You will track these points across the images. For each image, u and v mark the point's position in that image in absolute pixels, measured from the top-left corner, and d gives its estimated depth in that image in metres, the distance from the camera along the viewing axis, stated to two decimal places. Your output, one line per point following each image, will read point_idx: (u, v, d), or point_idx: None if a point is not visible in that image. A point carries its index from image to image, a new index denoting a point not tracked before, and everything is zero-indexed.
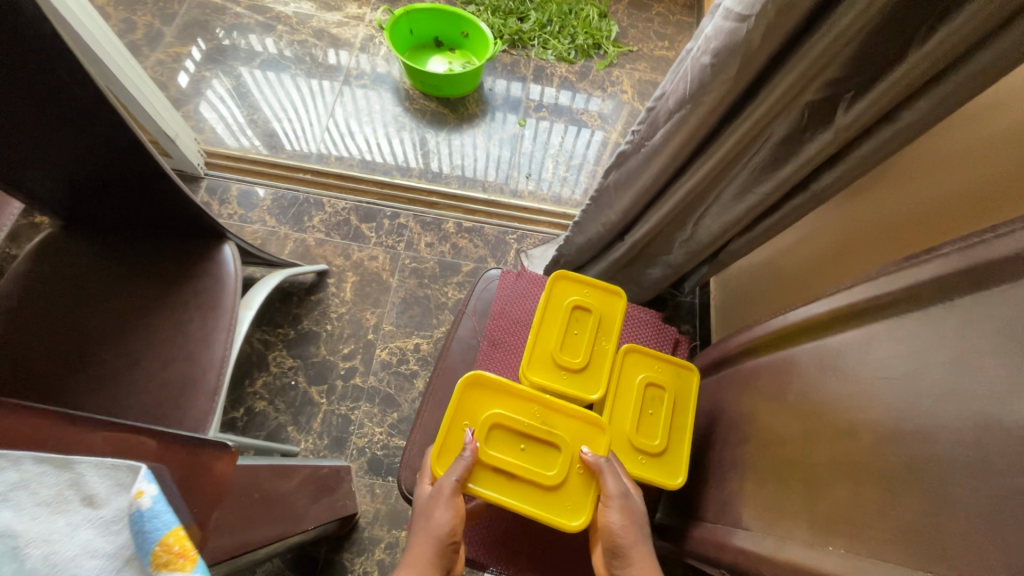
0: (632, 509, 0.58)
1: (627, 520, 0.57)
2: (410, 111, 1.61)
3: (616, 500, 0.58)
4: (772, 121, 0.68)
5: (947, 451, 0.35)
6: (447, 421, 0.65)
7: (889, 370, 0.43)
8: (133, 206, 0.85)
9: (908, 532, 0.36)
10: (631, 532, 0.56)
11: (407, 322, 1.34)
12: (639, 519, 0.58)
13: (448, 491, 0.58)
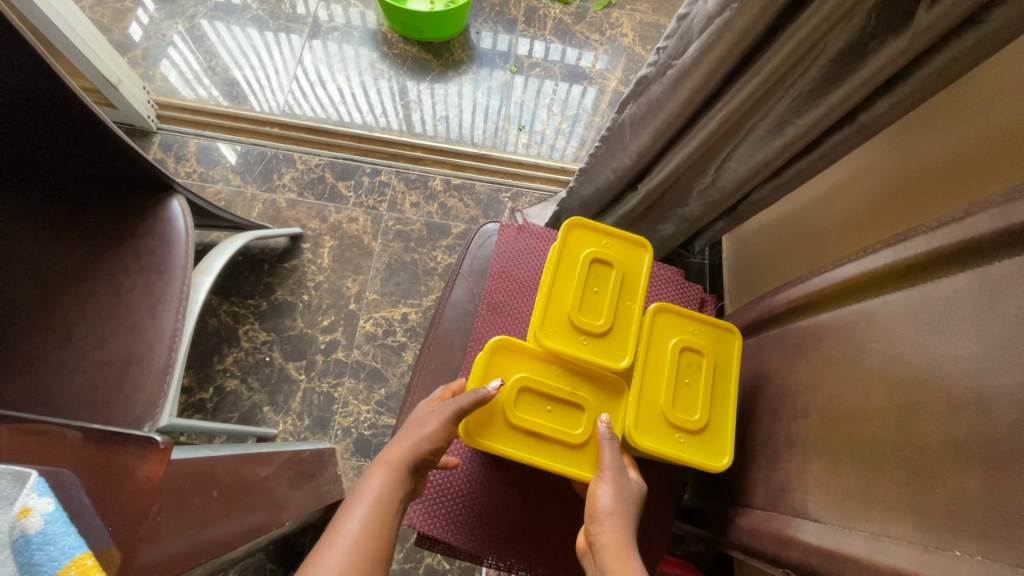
0: (628, 490, 0.49)
1: (619, 502, 0.48)
2: (388, 57, 1.45)
3: (609, 473, 0.50)
4: (830, 29, 0.56)
5: None
6: (476, 382, 0.55)
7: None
8: (54, 155, 0.70)
9: None
10: (620, 515, 0.47)
11: (394, 290, 1.22)
12: (630, 505, 0.48)
13: (444, 412, 0.52)
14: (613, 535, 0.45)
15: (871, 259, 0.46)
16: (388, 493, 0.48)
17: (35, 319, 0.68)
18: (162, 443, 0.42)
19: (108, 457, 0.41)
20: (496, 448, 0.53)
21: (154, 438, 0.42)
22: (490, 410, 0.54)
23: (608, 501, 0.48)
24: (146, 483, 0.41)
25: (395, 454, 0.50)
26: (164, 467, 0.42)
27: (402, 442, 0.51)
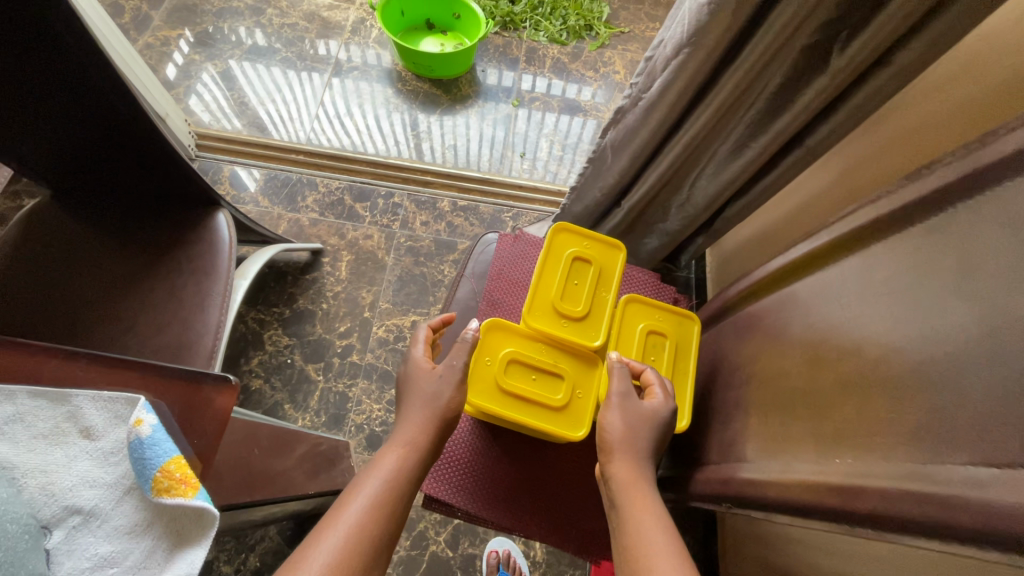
0: (636, 415, 0.58)
1: (627, 431, 0.56)
2: (403, 93, 1.61)
3: (615, 402, 0.58)
4: (766, 68, 0.68)
5: (956, 350, 0.36)
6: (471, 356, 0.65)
7: (892, 285, 0.43)
8: (122, 172, 0.83)
9: (915, 430, 0.36)
10: (626, 439, 0.56)
11: (404, 300, 1.34)
12: (640, 426, 0.57)
13: (454, 374, 0.61)
14: (622, 464, 0.54)
15: (794, 250, 0.56)
16: (402, 470, 0.55)
17: (102, 311, 0.80)
18: (234, 381, 0.51)
19: (193, 391, 0.50)
20: (488, 408, 0.62)
21: (228, 377, 0.51)
22: (478, 374, 0.64)
23: (616, 431, 0.56)
24: (222, 413, 0.50)
25: (410, 434, 0.57)
26: (235, 400, 0.51)
27: (416, 422, 0.58)
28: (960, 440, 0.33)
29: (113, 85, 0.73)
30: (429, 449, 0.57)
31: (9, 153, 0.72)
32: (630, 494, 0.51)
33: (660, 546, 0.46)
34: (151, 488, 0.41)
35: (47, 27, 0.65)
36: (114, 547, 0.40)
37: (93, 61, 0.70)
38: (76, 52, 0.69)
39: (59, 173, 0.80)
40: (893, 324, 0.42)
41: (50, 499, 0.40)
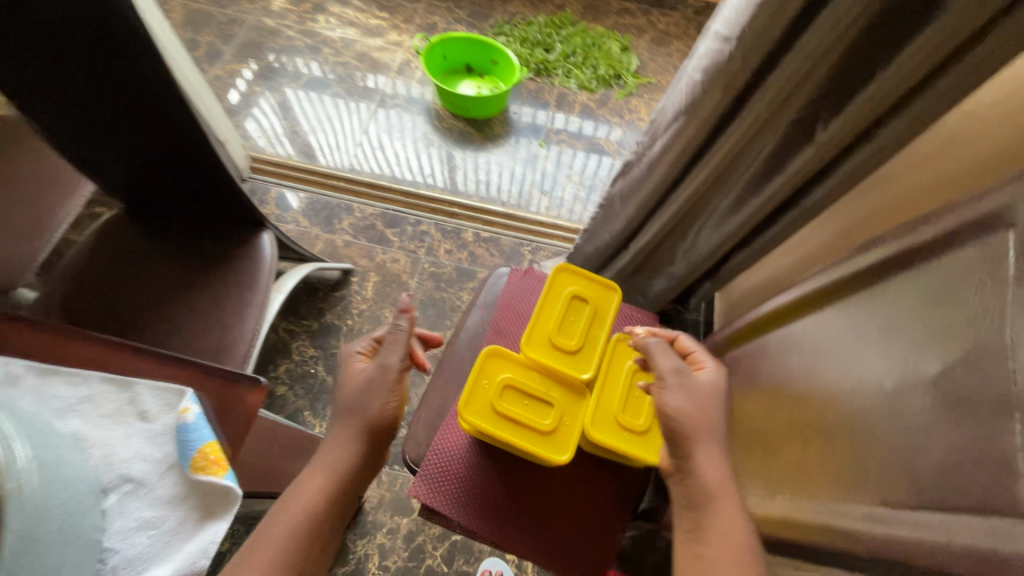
0: (698, 391, 0.59)
1: (703, 412, 0.57)
2: (439, 129, 1.74)
3: (672, 382, 0.59)
4: (758, 136, 0.75)
5: (880, 405, 0.42)
6: (471, 379, 0.72)
7: (839, 346, 0.50)
8: (185, 193, 0.95)
9: (850, 473, 0.43)
10: (698, 420, 0.57)
11: (423, 321, 1.43)
12: (707, 401, 0.58)
13: (386, 372, 0.68)
14: (703, 446, 0.56)
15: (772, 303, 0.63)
16: (322, 494, 0.61)
17: (155, 315, 0.90)
18: (264, 382, 0.59)
19: (229, 389, 0.58)
20: (481, 428, 0.69)
21: (259, 379, 0.59)
22: (476, 395, 0.71)
23: (694, 414, 0.57)
24: (251, 410, 0.58)
25: (331, 458, 0.64)
26: (263, 399, 0.59)
27: (338, 448, 0.64)
28: (879, 484, 0.39)
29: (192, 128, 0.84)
30: (347, 473, 0.63)
31: (91, 166, 0.86)
32: (708, 480, 0.54)
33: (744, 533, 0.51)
34: (191, 465, 0.50)
35: (145, 81, 0.76)
36: (156, 512, 0.49)
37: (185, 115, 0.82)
38: (166, 102, 0.79)
39: (133, 187, 0.93)
40: (837, 379, 0.48)
41: (108, 468, 0.48)
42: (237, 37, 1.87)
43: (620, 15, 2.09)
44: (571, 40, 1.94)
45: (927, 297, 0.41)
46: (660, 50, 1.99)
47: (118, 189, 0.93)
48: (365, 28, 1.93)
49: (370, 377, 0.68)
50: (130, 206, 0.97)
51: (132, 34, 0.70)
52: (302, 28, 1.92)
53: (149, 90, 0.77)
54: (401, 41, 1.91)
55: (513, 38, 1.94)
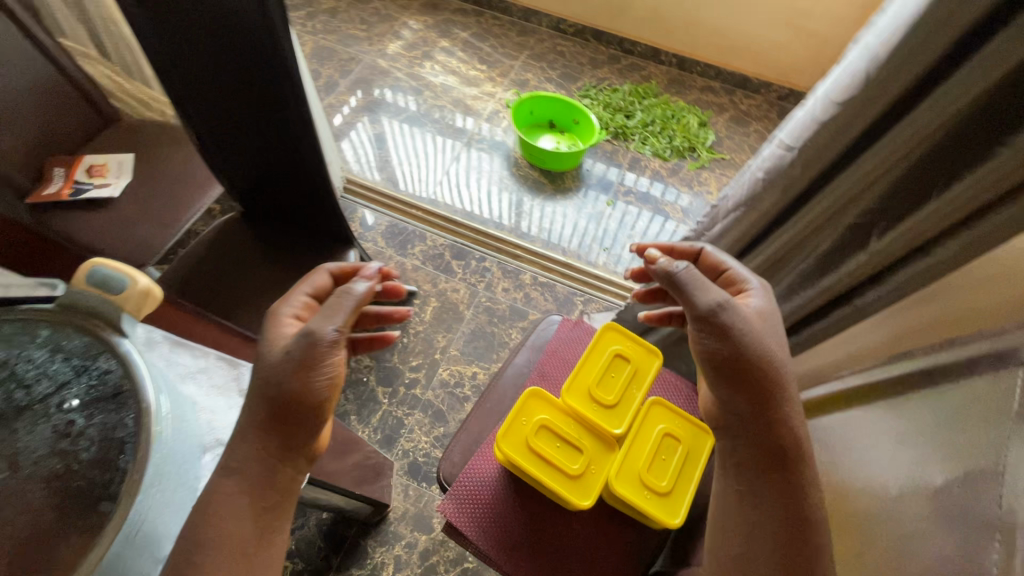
0: (749, 331, 0.62)
1: (761, 345, 0.61)
2: (515, 176, 1.87)
3: (727, 325, 0.62)
4: (813, 235, 0.79)
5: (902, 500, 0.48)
6: (511, 414, 0.78)
7: (874, 443, 0.57)
8: (294, 207, 1.10)
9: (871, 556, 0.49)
10: (759, 363, 0.61)
11: (472, 351, 1.51)
12: (762, 337, 0.63)
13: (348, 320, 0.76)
14: (765, 384, 0.61)
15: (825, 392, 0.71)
16: None
17: (252, 307, 1.05)
18: None
19: None
20: (513, 460, 0.75)
21: None
22: (514, 429, 0.78)
23: (755, 350, 0.61)
24: None
25: None
26: None
27: None
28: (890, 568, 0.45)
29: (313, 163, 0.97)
30: None
31: (224, 169, 1.03)
32: (773, 409, 0.60)
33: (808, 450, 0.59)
34: None
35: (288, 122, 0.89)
36: None
37: (308, 156, 0.95)
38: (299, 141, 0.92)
39: (253, 194, 1.09)
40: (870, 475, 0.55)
41: (212, 430, 0.58)
42: (352, 73, 2.12)
43: (703, 92, 2.18)
44: (651, 109, 2.05)
45: (945, 412, 0.48)
46: (738, 129, 2.07)
47: (241, 197, 1.10)
48: (464, 78, 2.13)
49: (292, 350, 0.57)
50: (246, 213, 1.14)
51: (291, 90, 0.83)
52: (409, 71, 2.15)
53: (285, 133, 0.91)
54: (494, 92, 2.10)
55: (597, 101, 2.07)
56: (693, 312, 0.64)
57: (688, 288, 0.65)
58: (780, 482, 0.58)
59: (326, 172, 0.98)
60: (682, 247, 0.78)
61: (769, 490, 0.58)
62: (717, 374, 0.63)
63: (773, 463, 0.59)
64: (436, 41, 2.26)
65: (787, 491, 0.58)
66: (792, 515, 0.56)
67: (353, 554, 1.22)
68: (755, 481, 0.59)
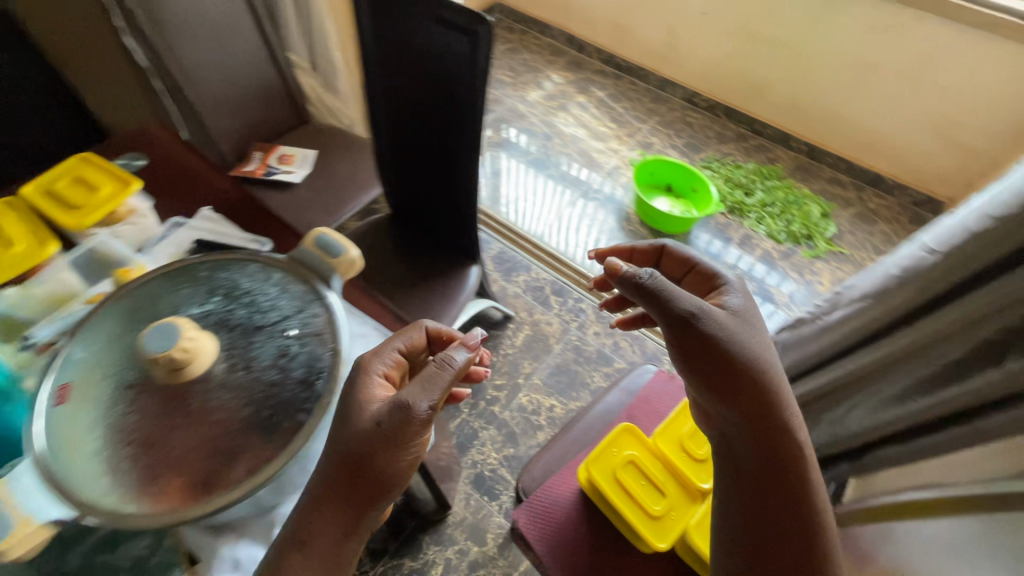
0: (731, 333, 0.61)
1: (744, 352, 0.61)
2: (624, 229, 1.96)
3: (712, 334, 0.60)
4: (941, 342, 0.77)
5: None
6: (602, 444, 0.84)
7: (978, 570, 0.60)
8: (434, 223, 1.23)
9: None
10: (751, 365, 0.60)
11: (553, 384, 1.57)
12: (747, 338, 0.62)
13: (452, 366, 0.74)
14: (757, 388, 0.60)
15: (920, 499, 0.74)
16: None
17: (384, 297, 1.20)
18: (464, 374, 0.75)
19: None
20: (597, 484, 0.80)
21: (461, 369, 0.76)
22: (602, 458, 0.83)
23: (739, 354, 0.60)
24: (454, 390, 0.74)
25: None
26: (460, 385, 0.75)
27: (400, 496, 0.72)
28: None
29: (464, 190, 1.08)
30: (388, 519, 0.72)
31: (387, 176, 1.21)
32: (768, 416, 0.60)
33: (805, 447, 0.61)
34: None
35: (457, 150, 1.02)
36: None
37: (461, 184, 1.07)
38: (460, 168, 1.05)
39: (403, 203, 1.25)
40: None
41: None
42: (494, 112, 2.34)
43: (829, 184, 2.16)
44: (773, 191, 2.07)
45: None
46: (862, 226, 2.01)
47: (394, 201, 1.26)
48: (594, 132, 2.28)
49: (381, 420, 0.55)
50: (395, 214, 1.31)
51: (472, 126, 0.96)
52: (545, 118, 2.34)
53: (450, 160, 1.05)
54: (619, 150, 2.22)
55: (718, 175, 2.12)
56: (671, 323, 0.62)
57: (664, 297, 0.62)
58: (786, 490, 0.59)
59: (472, 203, 1.09)
60: (642, 248, 0.83)
61: (776, 498, 0.58)
62: (708, 388, 0.61)
63: (776, 471, 0.59)
64: (574, 95, 2.44)
65: (793, 498, 0.59)
66: (800, 519, 0.58)
67: (408, 545, 1.29)
68: (762, 492, 0.59)
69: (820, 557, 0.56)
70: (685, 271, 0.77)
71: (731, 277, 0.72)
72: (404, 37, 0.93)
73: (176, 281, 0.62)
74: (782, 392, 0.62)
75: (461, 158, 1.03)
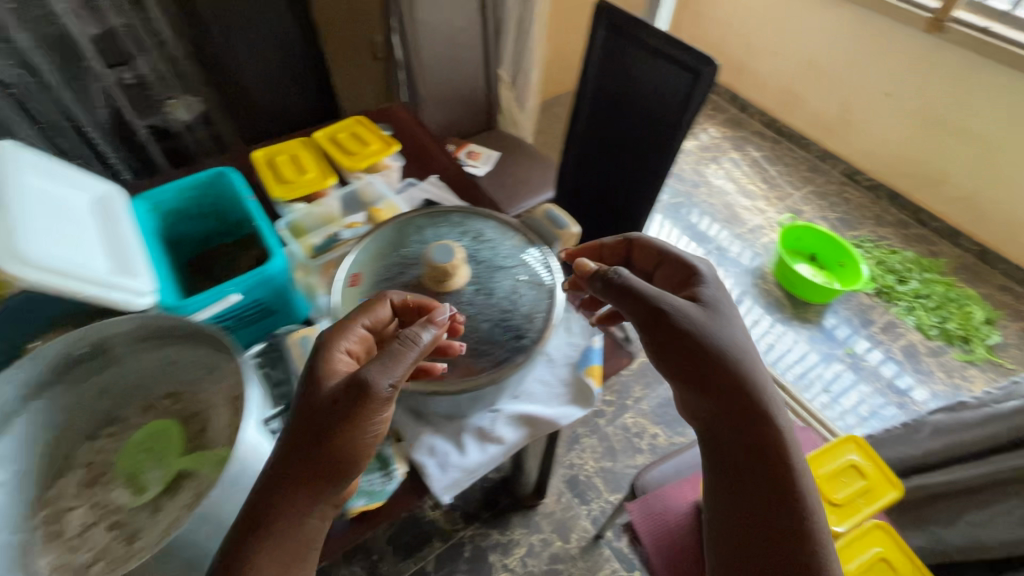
0: (706, 322, 0.65)
1: (706, 332, 0.64)
2: (758, 287, 1.96)
3: (685, 325, 0.64)
4: None
5: None
6: None
7: None
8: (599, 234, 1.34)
9: None
10: (726, 351, 0.63)
11: (660, 414, 1.60)
12: (723, 325, 0.65)
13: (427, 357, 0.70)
14: (737, 375, 0.63)
15: None
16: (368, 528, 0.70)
17: None
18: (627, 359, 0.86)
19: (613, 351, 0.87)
20: None
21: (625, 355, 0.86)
22: None
23: (714, 342, 0.63)
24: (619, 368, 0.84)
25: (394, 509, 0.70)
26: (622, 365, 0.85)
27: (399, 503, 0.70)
28: None
29: (641, 207, 1.18)
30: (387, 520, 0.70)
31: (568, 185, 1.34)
32: (743, 399, 0.62)
33: (784, 426, 0.62)
34: (584, 370, 0.78)
35: (648, 172, 1.13)
36: (554, 380, 0.78)
37: (638, 205, 1.17)
38: (645, 187, 1.15)
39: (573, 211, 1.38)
40: None
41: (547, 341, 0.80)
42: None
43: (998, 290, 1.99)
44: (930, 284, 1.95)
45: None
46: None
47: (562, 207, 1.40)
48: (742, 188, 2.31)
49: (340, 396, 0.54)
50: None
51: (670, 151, 1.06)
52: (695, 166, 2.41)
53: (638, 180, 1.16)
54: (765, 210, 2.23)
55: (870, 255, 2.05)
56: (642, 318, 0.65)
57: (631, 291, 0.66)
58: (774, 475, 0.60)
59: (642, 223, 1.18)
60: (609, 242, 0.83)
61: (761, 483, 0.60)
62: (682, 379, 0.64)
63: (758, 453, 0.61)
64: (728, 150, 2.49)
65: (779, 484, 0.59)
66: (788, 503, 0.59)
67: (499, 519, 1.38)
68: (747, 477, 0.61)
69: (814, 540, 0.57)
70: (655, 263, 0.78)
71: (701, 264, 0.73)
72: (621, 73, 1.09)
73: (435, 220, 0.79)
74: (752, 371, 0.64)
75: (650, 179, 1.13)
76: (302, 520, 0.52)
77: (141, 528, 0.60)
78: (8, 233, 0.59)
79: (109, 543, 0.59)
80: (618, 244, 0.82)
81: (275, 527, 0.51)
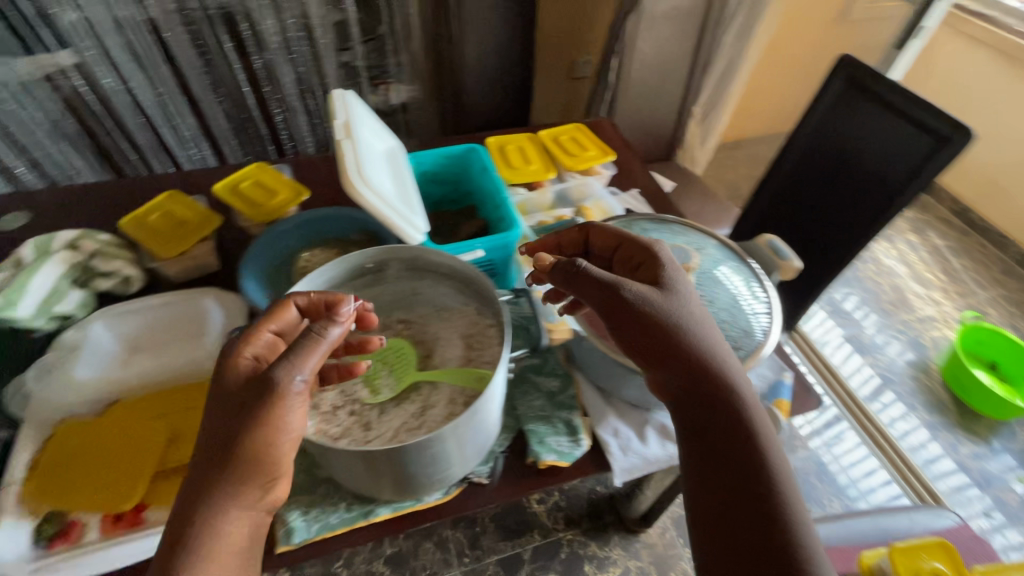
0: (669, 301, 0.63)
1: (664, 306, 0.62)
2: (920, 381, 1.79)
3: (645, 304, 0.62)
4: None
5: None
6: (909, 543, 0.80)
7: None
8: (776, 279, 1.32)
9: None
10: (692, 328, 0.62)
11: None
12: (687, 303, 0.64)
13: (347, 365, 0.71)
14: (706, 355, 0.61)
15: None
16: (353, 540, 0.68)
17: None
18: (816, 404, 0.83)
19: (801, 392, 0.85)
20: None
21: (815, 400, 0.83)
22: (906, 556, 0.78)
23: (679, 320, 0.62)
24: (804, 407, 0.82)
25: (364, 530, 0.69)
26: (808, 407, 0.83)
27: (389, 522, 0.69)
28: None
29: (835, 260, 1.15)
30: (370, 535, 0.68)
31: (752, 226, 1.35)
32: (709, 381, 0.60)
33: (753, 410, 0.59)
34: (772, 401, 0.78)
35: (853, 227, 1.11)
36: None
37: (832, 259, 1.15)
38: (846, 241, 1.13)
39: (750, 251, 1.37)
40: None
41: None
42: None
43: None
44: None
45: None
46: None
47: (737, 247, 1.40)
48: (917, 274, 2.13)
49: (250, 393, 0.54)
50: None
51: (887, 210, 1.03)
52: None
53: (839, 234, 1.14)
54: (942, 302, 2.03)
55: None
56: (600, 304, 0.63)
57: (587, 276, 0.64)
58: (745, 465, 0.57)
59: (831, 279, 1.16)
60: (568, 237, 0.78)
61: (732, 473, 0.57)
62: (647, 360, 0.63)
63: (726, 440, 0.58)
64: (905, 231, 2.31)
65: (753, 467, 0.57)
66: (760, 492, 0.55)
67: (601, 533, 1.39)
68: (717, 468, 0.58)
69: (789, 524, 0.53)
70: (612, 248, 0.74)
71: (660, 248, 0.69)
72: (845, 126, 1.10)
73: (660, 227, 0.85)
74: (712, 349, 0.62)
75: (854, 235, 1.11)
76: (226, 521, 0.51)
77: (374, 419, 0.72)
78: (353, 151, 0.73)
79: (349, 426, 0.71)
80: (578, 238, 0.78)
81: (201, 531, 0.50)
